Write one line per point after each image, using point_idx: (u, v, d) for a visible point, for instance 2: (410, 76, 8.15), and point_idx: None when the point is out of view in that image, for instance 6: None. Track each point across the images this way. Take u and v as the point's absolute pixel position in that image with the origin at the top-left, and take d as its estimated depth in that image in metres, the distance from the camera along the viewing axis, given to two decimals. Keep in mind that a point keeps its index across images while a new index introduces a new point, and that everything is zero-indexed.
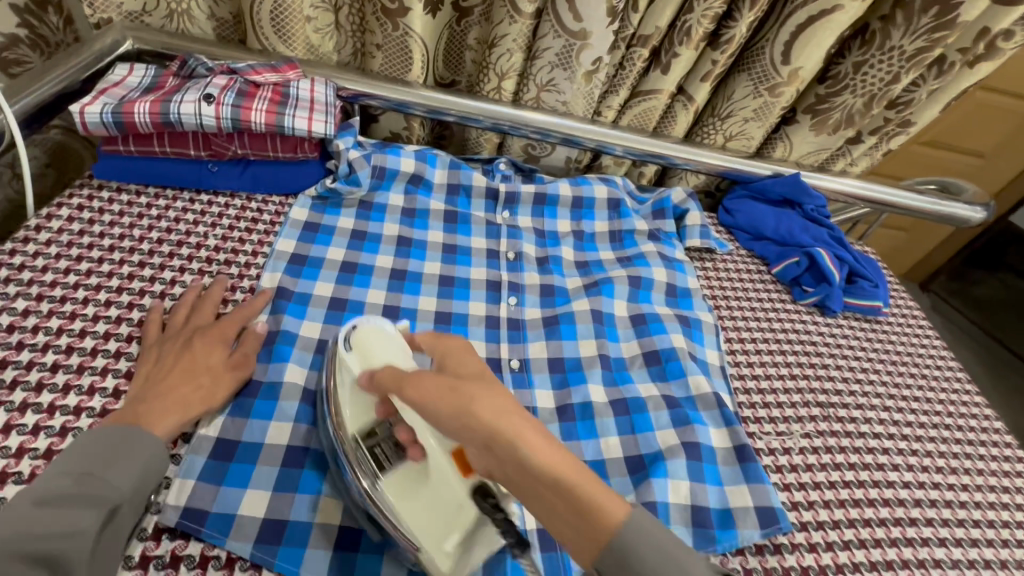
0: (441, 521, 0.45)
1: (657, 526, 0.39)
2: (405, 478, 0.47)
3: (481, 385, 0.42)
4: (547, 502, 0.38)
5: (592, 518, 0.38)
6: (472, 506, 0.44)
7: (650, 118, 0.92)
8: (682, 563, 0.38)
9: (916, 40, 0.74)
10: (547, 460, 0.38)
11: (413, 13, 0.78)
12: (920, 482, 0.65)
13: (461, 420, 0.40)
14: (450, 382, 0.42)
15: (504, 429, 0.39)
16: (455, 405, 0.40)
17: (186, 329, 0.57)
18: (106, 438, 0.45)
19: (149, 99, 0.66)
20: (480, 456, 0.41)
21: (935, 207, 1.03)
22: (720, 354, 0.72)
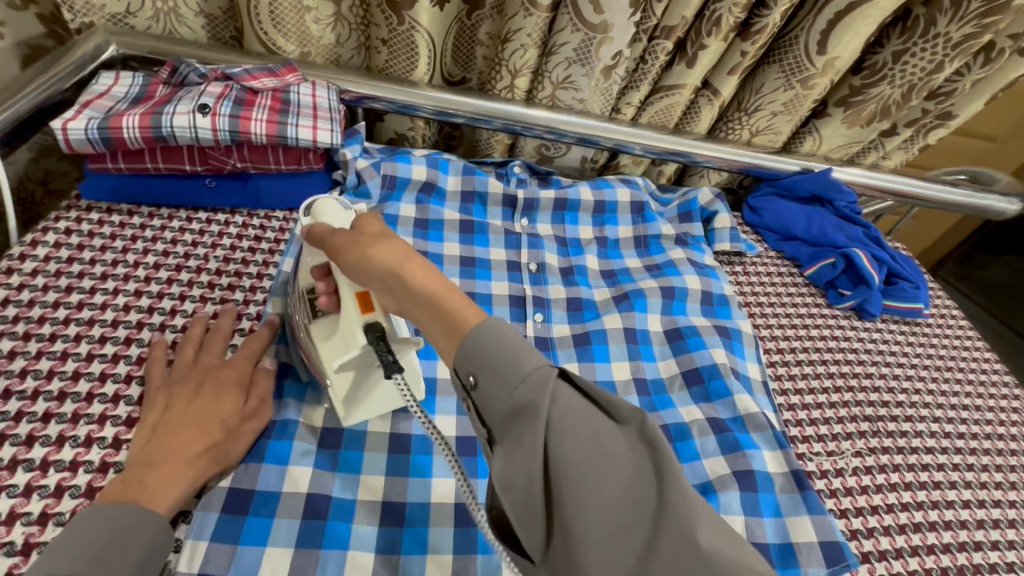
0: (339, 351, 0.48)
1: (510, 331, 0.36)
2: (326, 325, 0.51)
3: (386, 234, 0.44)
4: (416, 315, 0.39)
5: (448, 325, 0.37)
6: (362, 336, 0.46)
7: (672, 114, 0.87)
8: (521, 361, 0.34)
9: (963, 26, 0.69)
10: (417, 280, 0.39)
11: (420, 6, 0.73)
12: (978, 500, 0.62)
13: (356, 257, 0.42)
14: (355, 227, 0.45)
15: (387, 260, 0.41)
16: (355, 246, 0.43)
17: (194, 371, 0.51)
18: (95, 525, 0.39)
19: (138, 111, 0.60)
20: (370, 287, 0.43)
21: (969, 199, 0.98)
22: (761, 367, 0.67)
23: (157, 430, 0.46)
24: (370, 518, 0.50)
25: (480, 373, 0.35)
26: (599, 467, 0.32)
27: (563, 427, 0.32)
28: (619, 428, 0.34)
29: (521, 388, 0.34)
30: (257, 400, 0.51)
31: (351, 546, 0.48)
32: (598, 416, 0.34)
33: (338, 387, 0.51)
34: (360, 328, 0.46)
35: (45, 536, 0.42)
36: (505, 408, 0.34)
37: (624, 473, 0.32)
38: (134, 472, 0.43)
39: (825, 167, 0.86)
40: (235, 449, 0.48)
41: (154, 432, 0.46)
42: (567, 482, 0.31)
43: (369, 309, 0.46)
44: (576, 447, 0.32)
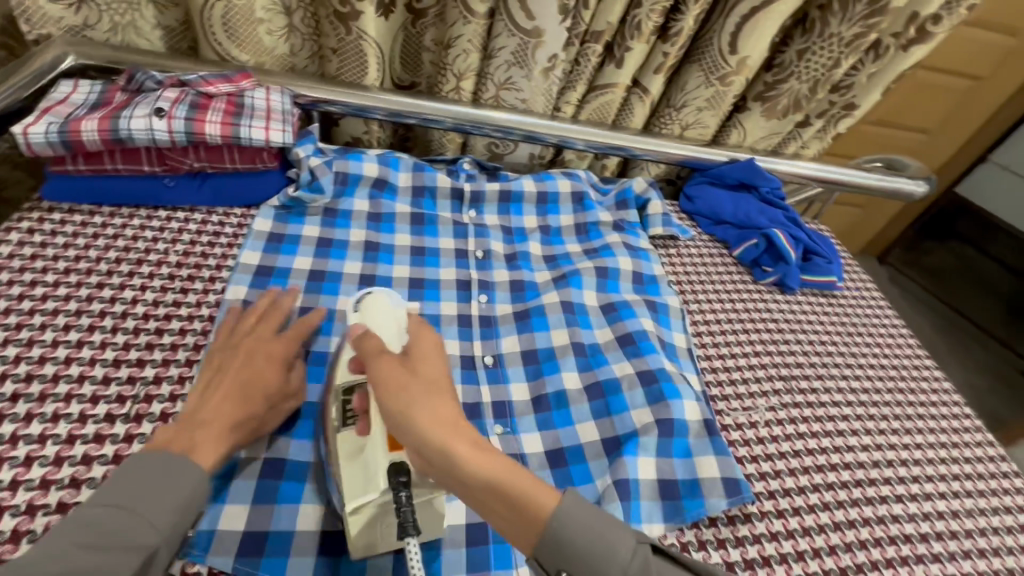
0: (360, 483, 0.49)
1: (589, 512, 0.43)
2: (347, 452, 0.51)
3: (433, 390, 0.47)
4: (483, 501, 0.43)
5: (528, 515, 0.43)
6: (384, 481, 0.48)
7: (608, 112, 0.94)
8: (617, 549, 0.42)
9: (852, 26, 0.78)
10: (479, 464, 0.43)
11: (366, 17, 0.78)
12: (877, 445, 0.69)
13: (406, 422, 0.45)
14: (406, 375, 0.47)
15: (436, 439, 0.43)
16: (400, 399, 0.46)
17: (245, 342, 0.57)
18: (149, 469, 0.43)
19: (97, 115, 0.64)
20: (420, 457, 0.46)
21: (882, 183, 1.08)
22: (687, 336, 0.74)
23: (212, 386, 0.52)
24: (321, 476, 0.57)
25: (574, 567, 0.42)
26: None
27: None
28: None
29: None
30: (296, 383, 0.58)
31: (303, 500, 0.55)
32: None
33: (350, 525, 0.49)
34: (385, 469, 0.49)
35: (16, 500, 0.47)
36: None
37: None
38: (186, 427, 0.48)
39: (750, 157, 0.94)
40: (269, 420, 0.55)
41: (208, 388, 0.52)
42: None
43: (398, 449, 0.50)
44: None
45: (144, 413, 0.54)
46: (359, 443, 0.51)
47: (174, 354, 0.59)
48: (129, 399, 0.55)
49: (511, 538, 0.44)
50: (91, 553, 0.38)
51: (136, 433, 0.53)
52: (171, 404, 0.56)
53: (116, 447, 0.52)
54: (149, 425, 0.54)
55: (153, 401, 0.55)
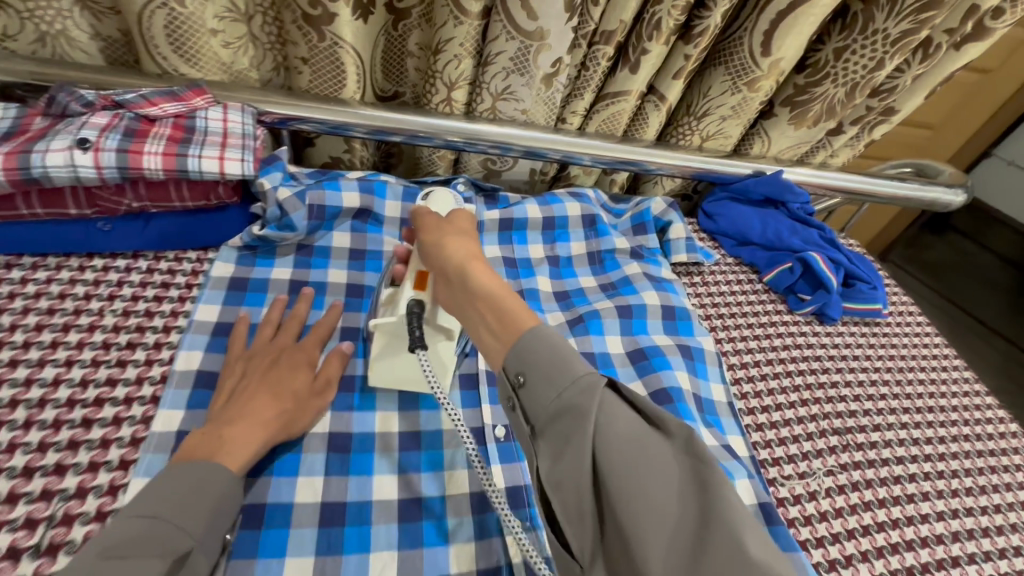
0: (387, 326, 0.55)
1: (563, 340, 0.39)
2: (392, 296, 0.57)
3: (461, 233, 0.52)
4: (476, 312, 0.44)
5: (507, 319, 0.42)
6: (404, 307, 0.54)
7: (619, 122, 0.83)
8: (571, 364, 0.37)
9: (901, 21, 0.67)
10: (482, 281, 0.45)
11: (341, 19, 0.66)
12: (951, 510, 0.60)
13: (434, 251, 0.50)
14: (441, 222, 0.53)
15: (453, 259, 0.47)
16: (435, 231, 0.51)
17: (271, 346, 0.55)
18: (178, 479, 0.42)
19: (3, 150, 0.52)
20: (438, 279, 0.50)
21: (916, 192, 0.98)
22: (727, 387, 0.64)
23: (233, 397, 0.50)
24: None
25: (532, 373, 0.38)
26: (642, 475, 0.33)
27: (610, 434, 0.35)
28: (663, 437, 0.35)
29: (570, 390, 0.37)
30: (325, 380, 0.54)
31: None
32: (644, 432, 0.36)
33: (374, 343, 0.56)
34: (408, 300, 0.54)
35: None
36: (553, 408, 0.37)
37: (670, 482, 0.33)
38: (213, 428, 0.46)
39: (777, 169, 0.84)
40: (302, 420, 0.51)
41: (231, 398, 0.50)
42: (613, 488, 0.33)
43: (422, 288, 0.54)
44: (624, 454, 0.34)
45: (61, 541, 0.42)
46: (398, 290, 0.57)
47: (104, 453, 0.47)
48: (41, 522, 0.42)
49: (484, 352, 0.43)
50: (120, 560, 0.36)
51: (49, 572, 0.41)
52: (98, 525, 0.43)
53: None
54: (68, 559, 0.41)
55: (74, 524, 0.43)
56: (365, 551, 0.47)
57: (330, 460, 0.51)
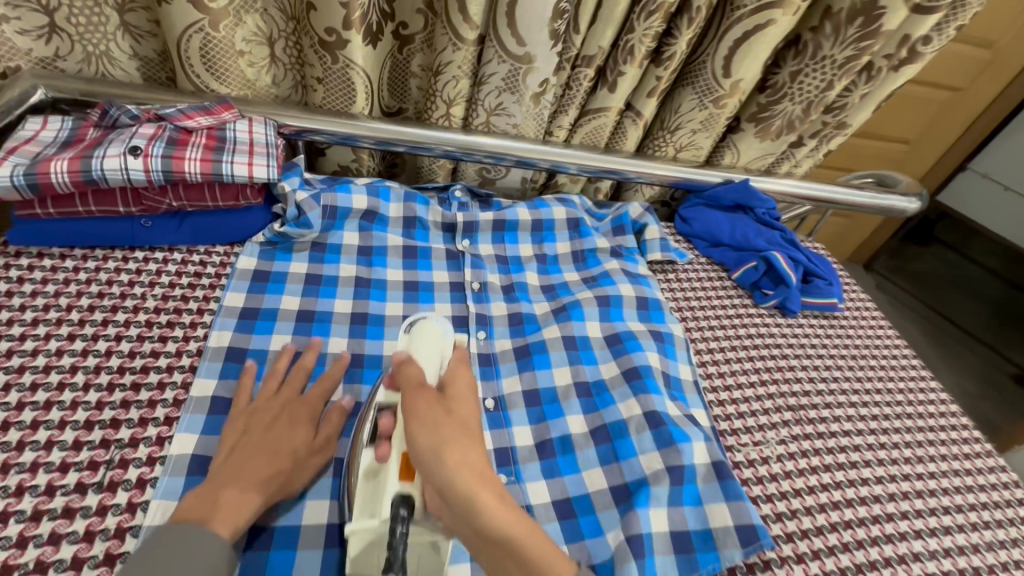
0: (365, 505, 0.47)
1: None
2: (372, 486, 0.47)
3: (466, 433, 0.44)
4: (498, 556, 0.41)
5: (542, 573, 0.41)
6: (388, 508, 0.45)
7: (601, 135, 0.92)
8: None
9: (845, 49, 0.77)
10: (506, 518, 0.41)
11: (353, 45, 0.76)
12: (891, 476, 0.68)
13: (433, 460, 0.42)
14: (441, 416, 0.45)
15: (463, 486, 0.41)
16: (434, 431, 0.43)
17: (275, 402, 0.57)
18: (168, 541, 0.42)
19: (67, 155, 0.60)
20: (439, 497, 0.43)
21: (874, 201, 1.07)
22: (693, 368, 0.72)
23: (232, 453, 0.51)
24: (315, 541, 0.52)
25: None
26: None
27: None
28: None
29: None
30: (324, 438, 0.56)
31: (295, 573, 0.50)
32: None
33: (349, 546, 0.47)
34: (392, 498, 0.45)
35: None
36: None
37: None
38: (206, 492, 0.46)
39: (744, 178, 0.93)
40: (299, 479, 0.53)
41: (230, 456, 0.51)
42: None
43: (410, 479, 0.46)
44: None
45: (119, 480, 0.49)
46: (380, 469, 0.48)
47: (152, 411, 0.54)
48: (102, 464, 0.50)
49: None
50: None
51: (111, 504, 0.48)
52: (149, 468, 0.51)
53: (88, 522, 0.46)
54: (125, 495, 0.49)
55: (129, 467, 0.50)
56: None
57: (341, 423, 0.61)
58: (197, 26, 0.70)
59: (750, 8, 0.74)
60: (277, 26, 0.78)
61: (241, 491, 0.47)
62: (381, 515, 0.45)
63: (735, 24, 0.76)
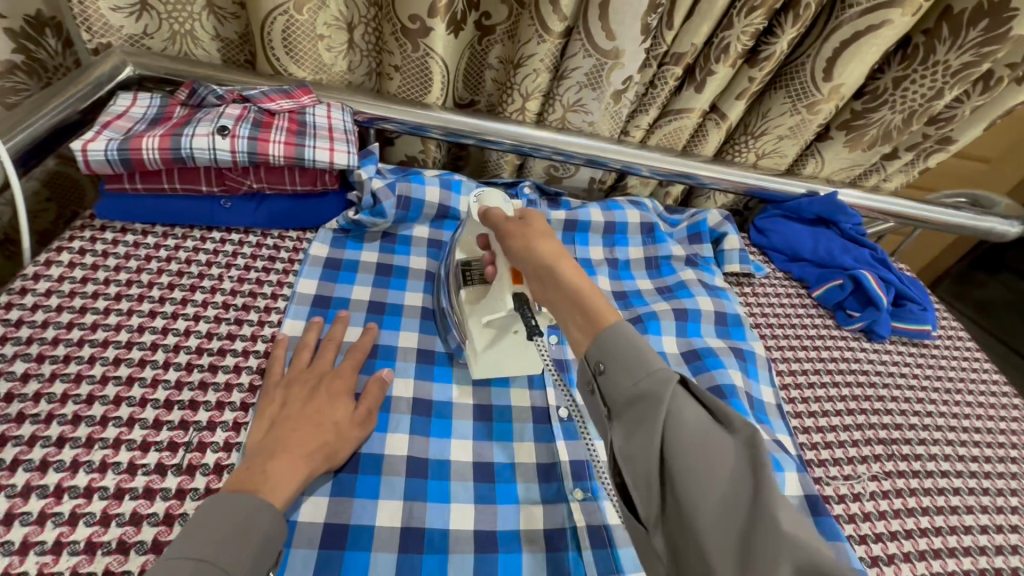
0: (479, 324, 0.58)
1: (641, 336, 0.41)
2: (478, 290, 0.60)
3: (547, 232, 0.51)
4: (564, 307, 0.46)
5: (588, 314, 0.43)
6: (511, 302, 0.53)
7: (680, 137, 0.88)
8: (648, 359, 0.39)
9: (962, 54, 0.70)
10: (577, 280, 0.46)
11: (435, 33, 0.74)
12: (996, 525, 0.62)
13: (522, 250, 0.50)
14: (521, 226, 0.52)
15: (542, 257, 0.48)
16: (523, 236, 0.50)
17: (310, 373, 0.55)
18: (229, 510, 0.41)
19: (158, 132, 0.61)
20: (529, 276, 0.50)
21: (970, 222, 0.99)
22: (775, 391, 0.67)
23: (286, 403, 0.52)
24: (388, 545, 0.49)
25: (610, 362, 0.41)
26: (703, 474, 0.35)
27: (680, 423, 0.37)
28: (727, 437, 0.37)
29: (646, 381, 0.39)
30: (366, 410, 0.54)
31: None
32: (709, 424, 0.37)
33: (478, 340, 0.59)
34: (510, 296, 0.53)
35: (59, 566, 0.41)
36: (628, 395, 0.39)
37: (722, 471, 0.35)
38: (256, 462, 0.45)
39: (830, 190, 0.87)
40: (343, 451, 0.51)
41: (269, 432, 0.49)
42: (675, 486, 0.36)
43: (521, 282, 0.53)
44: (687, 442, 0.36)
45: (197, 463, 0.48)
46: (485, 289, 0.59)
47: (228, 396, 0.54)
48: (181, 446, 0.49)
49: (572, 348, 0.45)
50: None
51: (189, 487, 0.47)
52: (226, 453, 0.50)
53: (168, 504, 0.46)
54: (203, 479, 0.48)
55: (207, 450, 0.49)
56: (448, 502, 0.53)
57: (414, 422, 0.57)
58: (282, 9, 0.69)
59: (862, 8, 0.68)
60: (359, 12, 0.77)
61: (292, 455, 0.47)
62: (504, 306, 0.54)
63: (844, 25, 0.71)
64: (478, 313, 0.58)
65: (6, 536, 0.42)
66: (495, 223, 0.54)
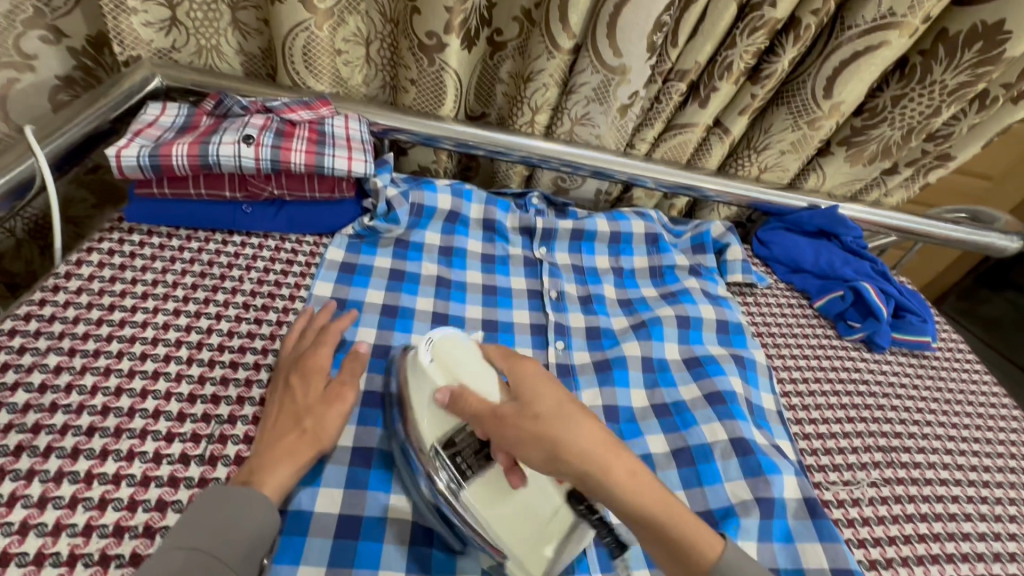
0: (531, 540, 0.46)
1: (745, 556, 0.44)
2: (491, 483, 0.48)
3: (574, 415, 0.45)
4: (647, 538, 0.43)
5: (691, 563, 0.43)
6: (568, 510, 0.46)
7: (683, 151, 0.90)
8: None
9: (958, 74, 0.73)
10: (646, 498, 0.43)
11: (449, 50, 0.77)
12: (995, 533, 0.63)
13: (555, 461, 0.43)
14: (540, 425, 0.44)
15: (596, 467, 0.43)
16: (546, 441, 0.43)
17: (297, 353, 0.57)
18: (220, 503, 0.43)
19: (186, 140, 0.64)
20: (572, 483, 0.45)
21: (970, 236, 1.01)
22: (775, 398, 0.69)
23: (288, 384, 0.54)
24: (400, 536, 0.51)
25: None
26: None
27: None
28: None
29: None
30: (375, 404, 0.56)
31: (381, 566, 0.49)
32: None
33: (531, 562, 0.46)
34: (562, 496, 0.47)
35: (89, 548, 0.43)
36: None
37: None
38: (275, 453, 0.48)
39: (831, 204, 0.89)
40: None
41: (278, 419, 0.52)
42: None
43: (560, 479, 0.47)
44: None
45: (219, 455, 0.51)
46: (507, 489, 0.47)
47: (248, 391, 0.56)
48: (203, 438, 0.51)
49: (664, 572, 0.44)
50: None
51: (211, 477, 0.49)
52: (245, 446, 0.52)
53: (190, 493, 0.48)
54: (224, 469, 0.50)
55: (227, 442, 0.52)
56: None
57: None
58: (302, 26, 0.73)
59: (861, 29, 0.71)
60: (376, 28, 0.81)
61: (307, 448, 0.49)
62: (565, 517, 0.46)
63: (843, 45, 0.74)
64: (524, 522, 0.46)
65: (40, 518, 0.44)
66: (503, 416, 0.45)
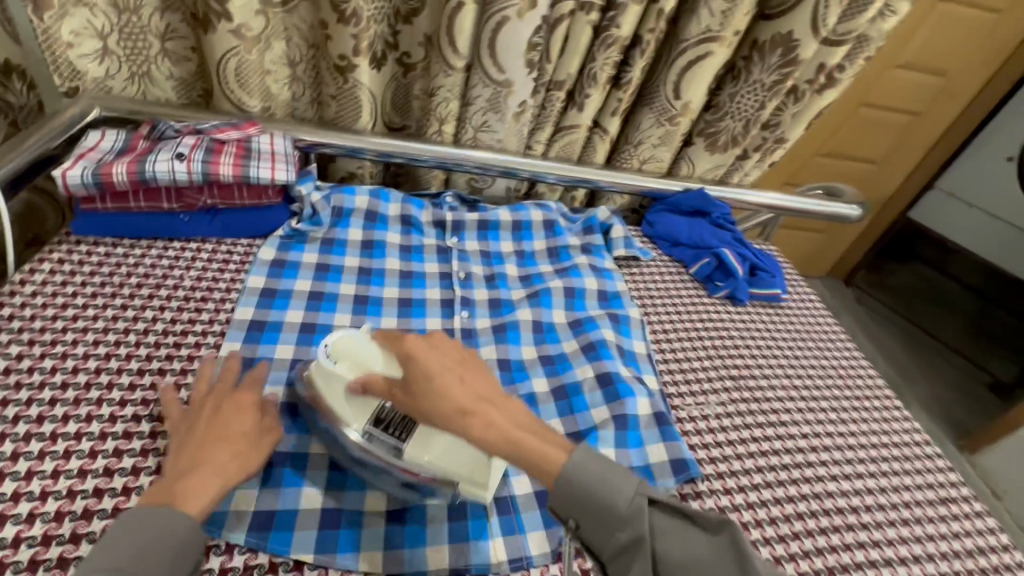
0: (467, 468, 0.57)
1: (603, 460, 0.49)
2: (421, 439, 0.58)
3: (458, 371, 0.50)
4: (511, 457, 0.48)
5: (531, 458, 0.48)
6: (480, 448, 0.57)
7: (573, 149, 1.06)
8: (618, 506, 0.47)
9: (770, 74, 0.92)
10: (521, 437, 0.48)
11: (360, 69, 0.90)
12: (815, 433, 0.79)
13: (435, 410, 0.48)
14: (422, 390, 0.49)
15: (461, 405, 0.48)
16: (423, 396, 0.49)
17: (209, 398, 0.58)
18: (142, 525, 0.46)
19: (125, 160, 0.74)
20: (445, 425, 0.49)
21: (818, 207, 1.18)
22: (646, 344, 0.84)
23: (218, 411, 0.56)
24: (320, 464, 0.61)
25: (582, 514, 0.48)
26: None
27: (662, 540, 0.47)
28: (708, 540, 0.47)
29: (623, 530, 0.47)
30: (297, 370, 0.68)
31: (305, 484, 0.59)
32: (689, 535, 0.47)
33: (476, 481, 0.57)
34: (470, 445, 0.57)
35: (57, 486, 0.55)
36: (618, 550, 0.47)
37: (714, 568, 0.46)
38: (187, 465, 0.51)
39: (701, 186, 1.06)
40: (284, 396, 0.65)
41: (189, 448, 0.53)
42: None
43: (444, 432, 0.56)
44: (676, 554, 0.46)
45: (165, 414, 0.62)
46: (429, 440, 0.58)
47: (190, 363, 0.67)
48: (151, 401, 0.63)
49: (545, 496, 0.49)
50: None
51: (159, 430, 0.61)
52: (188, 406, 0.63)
53: (142, 442, 0.60)
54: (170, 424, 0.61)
55: None
56: None
57: None
58: (233, 52, 0.85)
59: (694, 41, 0.89)
60: (300, 52, 0.93)
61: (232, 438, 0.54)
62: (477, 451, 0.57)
63: (680, 56, 0.91)
64: (457, 457, 0.58)
65: (14, 467, 0.55)
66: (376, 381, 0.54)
